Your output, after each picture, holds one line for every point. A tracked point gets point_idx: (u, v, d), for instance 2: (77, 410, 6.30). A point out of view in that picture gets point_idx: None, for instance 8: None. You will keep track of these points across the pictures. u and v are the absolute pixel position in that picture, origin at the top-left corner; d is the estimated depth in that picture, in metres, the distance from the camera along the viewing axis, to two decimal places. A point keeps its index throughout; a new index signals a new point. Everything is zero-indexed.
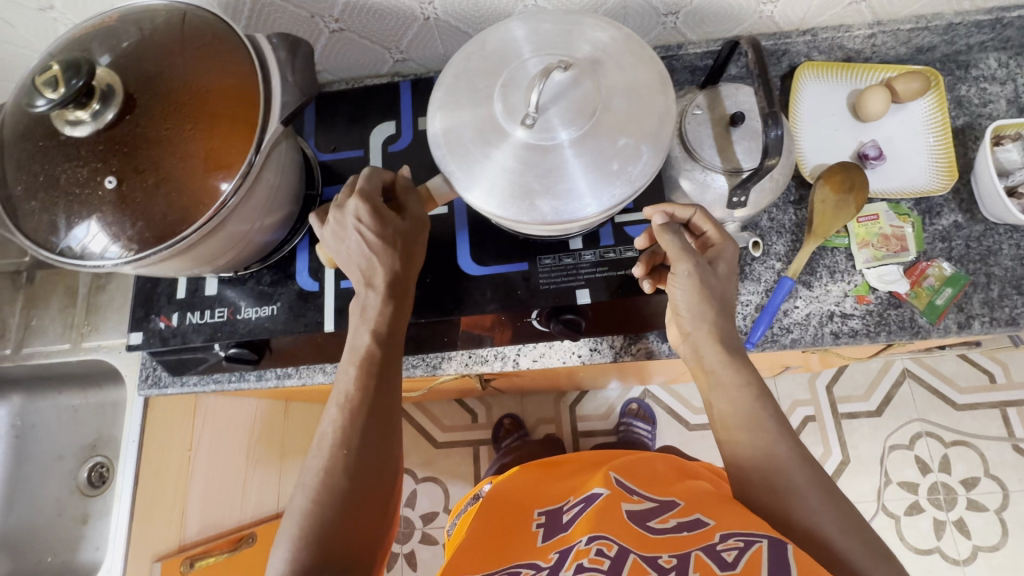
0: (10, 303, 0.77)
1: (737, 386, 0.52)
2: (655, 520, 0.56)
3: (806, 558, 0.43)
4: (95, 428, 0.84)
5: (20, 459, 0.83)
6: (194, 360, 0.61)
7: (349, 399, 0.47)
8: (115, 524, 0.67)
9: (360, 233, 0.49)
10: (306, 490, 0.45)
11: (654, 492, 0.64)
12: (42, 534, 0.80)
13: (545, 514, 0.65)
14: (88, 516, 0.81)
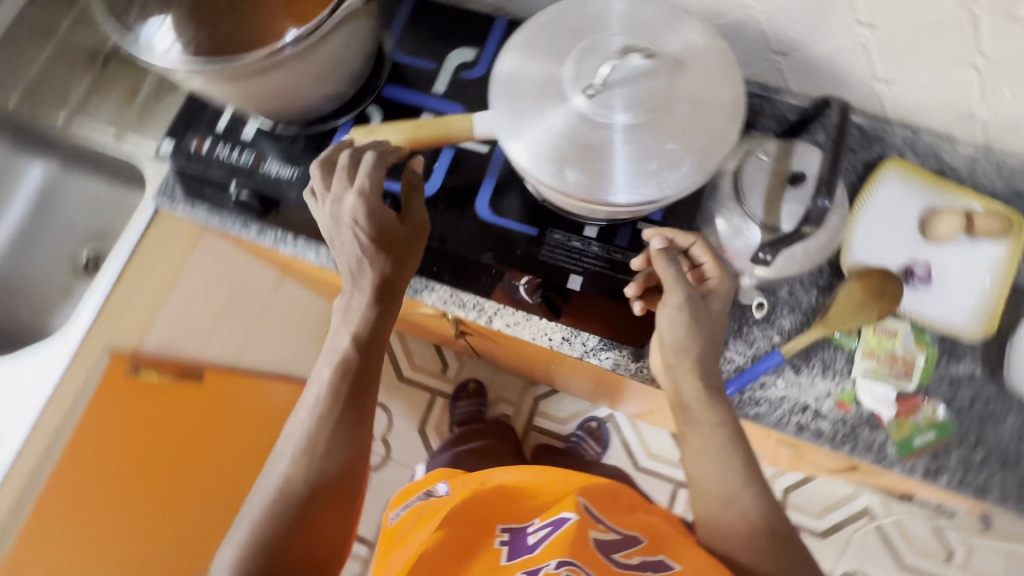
0: (80, 78, 0.81)
1: (710, 424, 0.52)
2: (620, 554, 0.58)
3: None
4: (108, 221, 0.89)
5: (36, 220, 0.88)
6: (207, 190, 0.63)
7: (319, 403, 0.50)
8: (85, 308, 0.72)
9: (356, 233, 0.50)
10: (262, 497, 0.48)
11: (617, 524, 0.66)
12: (27, 292, 0.86)
13: (505, 533, 0.66)
14: (73, 294, 0.86)
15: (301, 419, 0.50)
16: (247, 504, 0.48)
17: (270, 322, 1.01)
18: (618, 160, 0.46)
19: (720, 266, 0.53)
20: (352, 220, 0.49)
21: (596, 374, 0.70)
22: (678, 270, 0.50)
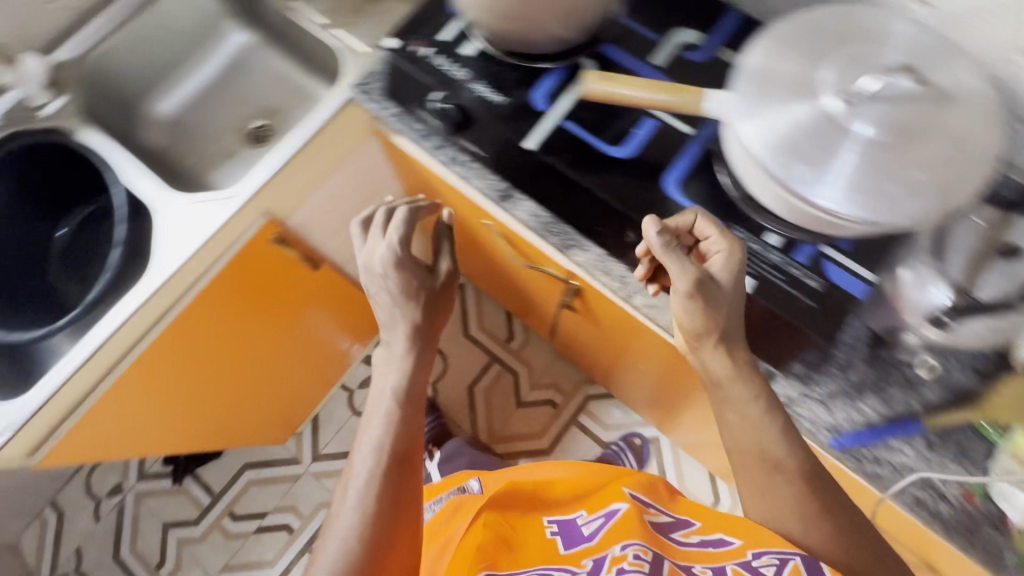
0: None
1: (744, 400, 0.55)
2: (678, 535, 0.63)
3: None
4: (282, 100, 0.95)
5: (224, 80, 0.95)
6: (404, 95, 0.66)
7: (382, 445, 0.59)
8: (257, 171, 0.73)
9: (386, 284, 0.64)
10: (343, 536, 0.55)
11: (666, 507, 0.69)
12: (197, 141, 0.93)
13: (555, 522, 0.69)
14: (234, 155, 0.92)
15: (382, 437, 0.59)
16: (327, 547, 0.55)
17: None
18: (836, 176, 0.45)
19: (724, 237, 0.54)
20: (382, 274, 0.63)
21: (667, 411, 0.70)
22: (678, 253, 0.52)
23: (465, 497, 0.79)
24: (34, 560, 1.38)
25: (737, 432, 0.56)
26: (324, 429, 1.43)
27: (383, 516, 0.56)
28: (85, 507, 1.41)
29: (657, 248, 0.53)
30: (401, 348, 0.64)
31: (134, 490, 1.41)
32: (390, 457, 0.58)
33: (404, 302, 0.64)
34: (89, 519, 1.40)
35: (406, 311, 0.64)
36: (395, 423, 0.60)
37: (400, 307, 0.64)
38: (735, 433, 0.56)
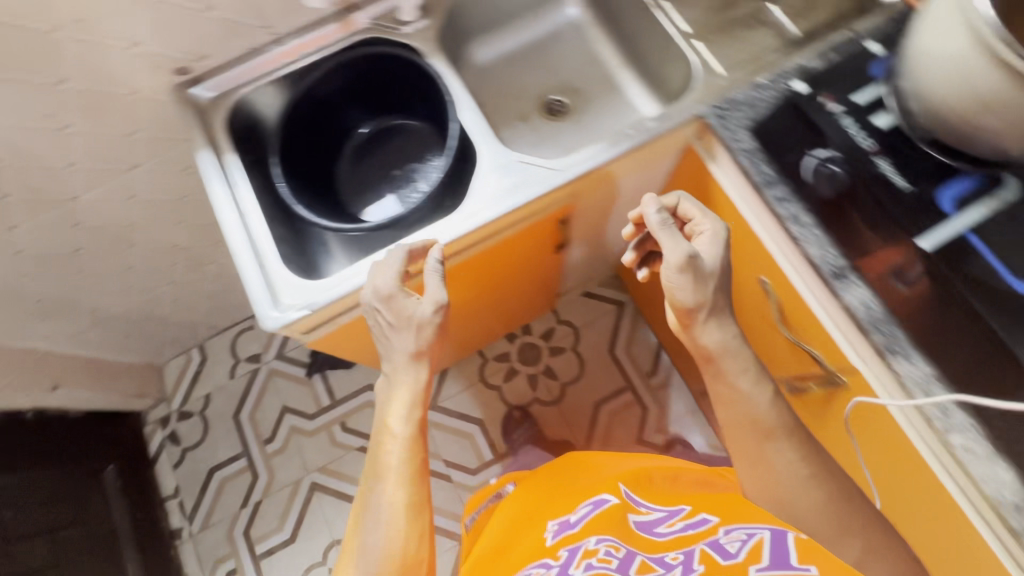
0: None
1: (766, 416, 0.64)
2: (663, 526, 0.66)
3: (804, 545, 0.55)
4: (589, 84, 0.95)
5: (542, 45, 0.96)
6: (789, 137, 0.68)
7: (392, 476, 0.66)
8: (582, 155, 0.73)
9: (376, 319, 0.69)
10: (372, 554, 0.64)
11: (658, 500, 0.72)
12: (498, 95, 0.95)
13: (556, 518, 0.72)
14: (527, 119, 0.93)
15: (396, 454, 0.67)
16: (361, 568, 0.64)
17: (590, 244, 1.04)
18: None
19: (708, 218, 0.68)
20: (376, 306, 0.67)
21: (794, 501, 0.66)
22: (671, 230, 0.64)
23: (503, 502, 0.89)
24: (170, 388, 1.51)
25: (725, 405, 0.67)
26: (449, 383, 1.46)
27: (410, 522, 0.65)
28: (224, 361, 1.52)
29: (654, 223, 0.65)
30: (407, 387, 0.69)
31: (270, 365, 1.50)
32: (402, 472, 0.66)
33: (411, 331, 0.67)
34: (225, 374, 1.51)
35: (401, 339, 0.67)
36: (406, 445, 0.68)
37: (405, 331, 0.67)
38: (726, 413, 0.67)
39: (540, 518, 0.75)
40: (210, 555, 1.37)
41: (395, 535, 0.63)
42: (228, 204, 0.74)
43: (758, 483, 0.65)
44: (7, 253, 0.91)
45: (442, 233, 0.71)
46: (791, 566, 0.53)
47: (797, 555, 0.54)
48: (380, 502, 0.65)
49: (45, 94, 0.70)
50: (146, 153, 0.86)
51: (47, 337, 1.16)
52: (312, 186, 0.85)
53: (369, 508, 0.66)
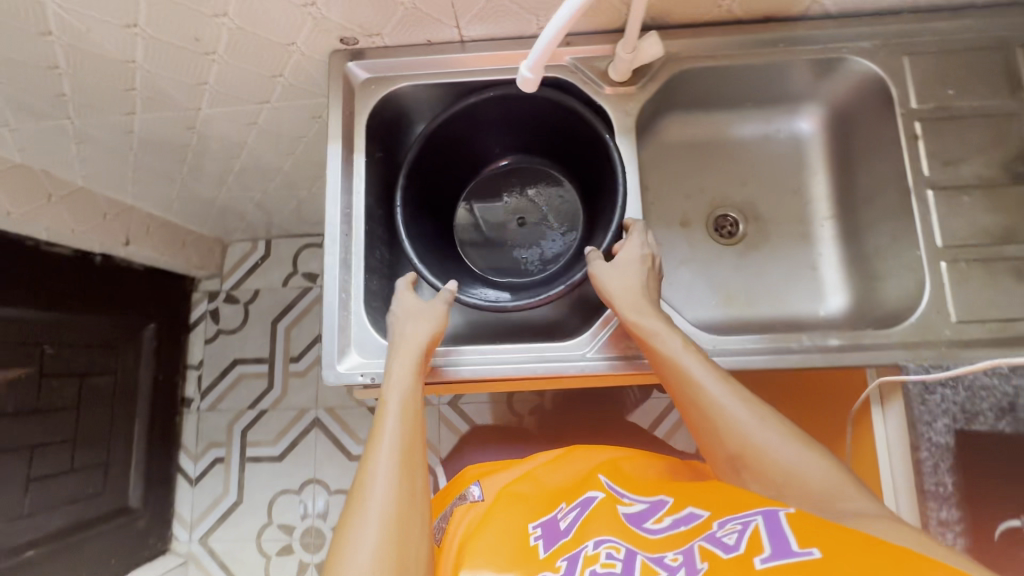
0: (987, 156, 0.62)
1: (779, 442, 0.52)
2: (651, 521, 0.53)
3: (811, 519, 0.42)
4: (777, 214, 0.78)
5: (745, 144, 0.79)
6: (997, 477, 0.54)
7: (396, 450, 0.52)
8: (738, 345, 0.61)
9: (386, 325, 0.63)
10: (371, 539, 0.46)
11: (642, 489, 0.59)
12: (669, 181, 0.79)
13: (540, 525, 0.58)
14: (687, 225, 0.79)
15: (394, 428, 0.53)
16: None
17: None
18: None
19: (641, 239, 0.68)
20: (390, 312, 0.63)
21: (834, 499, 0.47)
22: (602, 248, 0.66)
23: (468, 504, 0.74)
24: (228, 267, 1.53)
25: (693, 407, 0.56)
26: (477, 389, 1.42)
27: (414, 502, 0.49)
28: (284, 266, 1.51)
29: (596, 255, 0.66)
30: (406, 365, 0.58)
31: (322, 290, 1.49)
32: (404, 448, 0.52)
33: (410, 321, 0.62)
34: (279, 278, 1.50)
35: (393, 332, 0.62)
36: (400, 419, 0.54)
37: (411, 320, 0.62)
38: (697, 415, 0.55)
39: (515, 516, 0.60)
40: (207, 435, 1.45)
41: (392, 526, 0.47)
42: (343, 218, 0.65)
43: (715, 438, 0.54)
44: (119, 130, 0.87)
45: (546, 359, 0.63)
46: (793, 552, 0.39)
47: (794, 535, 0.41)
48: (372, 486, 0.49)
49: (198, 19, 0.61)
50: (280, 94, 0.77)
51: (135, 196, 1.16)
52: (431, 209, 0.76)
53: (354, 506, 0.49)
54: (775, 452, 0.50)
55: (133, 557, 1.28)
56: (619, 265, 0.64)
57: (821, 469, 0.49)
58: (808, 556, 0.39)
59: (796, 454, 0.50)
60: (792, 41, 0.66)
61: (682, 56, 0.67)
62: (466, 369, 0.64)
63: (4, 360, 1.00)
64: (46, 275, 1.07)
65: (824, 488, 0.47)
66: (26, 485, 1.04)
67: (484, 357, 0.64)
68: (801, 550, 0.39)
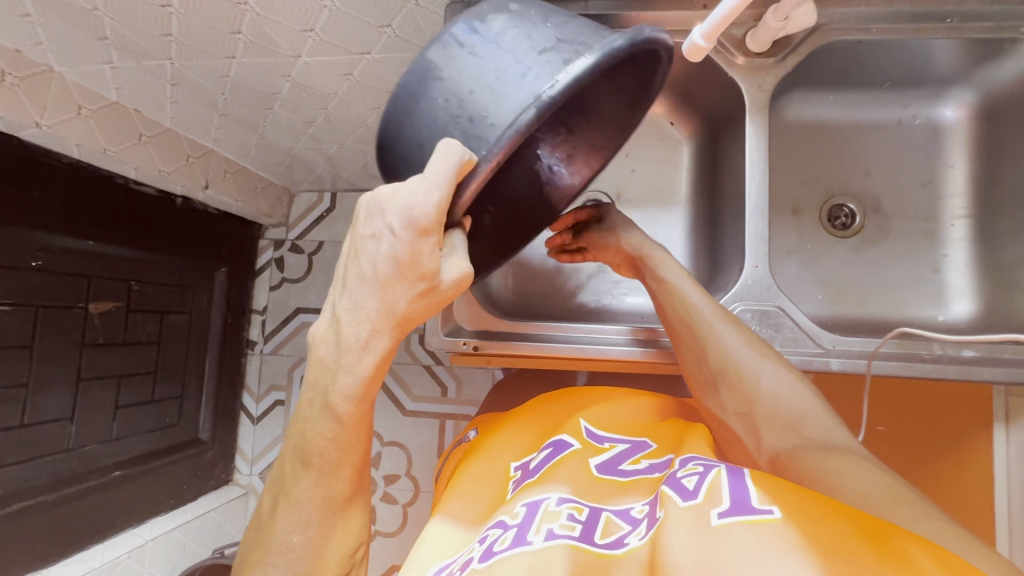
0: None
1: (753, 359, 0.58)
2: (620, 467, 0.57)
3: (765, 478, 0.45)
4: (903, 208, 0.72)
5: (875, 129, 0.72)
6: None
7: (340, 458, 0.53)
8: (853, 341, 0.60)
9: (388, 244, 0.48)
10: (311, 531, 0.54)
11: (617, 433, 0.65)
12: (785, 163, 0.74)
13: (519, 469, 0.63)
14: (800, 212, 0.74)
15: (329, 450, 0.52)
16: (294, 553, 0.54)
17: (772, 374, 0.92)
18: None
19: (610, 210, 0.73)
20: (395, 230, 0.47)
21: (795, 427, 0.53)
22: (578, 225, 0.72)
23: (464, 445, 0.81)
24: (295, 217, 1.55)
25: (680, 329, 0.62)
26: None
27: (345, 519, 0.56)
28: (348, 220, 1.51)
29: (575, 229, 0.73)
30: (360, 344, 0.50)
31: None
32: (337, 479, 0.54)
33: (415, 294, 0.49)
34: (343, 232, 1.51)
35: (390, 289, 0.48)
36: (342, 434, 0.52)
37: (404, 282, 0.48)
38: (685, 337, 0.62)
39: (499, 462, 0.66)
40: (269, 378, 1.50)
41: (322, 545, 0.54)
42: (515, 135, 0.45)
43: (701, 359, 0.60)
44: (215, 73, 0.86)
45: (651, 345, 0.68)
46: (753, 509, 0.40)
47: (754, 489, 0.43)
48: (309, 500, 0.54)
49: None
50: (383, 45, 0.74)
51: (216, 140, 1.16)
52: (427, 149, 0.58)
53: (287, 508, 0.54)
54: (754, 377, 0.57)
55: (203, 485, 1.36)
56: (615, 220, 0.71)
57: (794, 399, 0.55)
58: (767, 513, 0.40)
59: (773, 377, 0.57)
60: (961, 17, 0.59)
61: (831, 28, 0.61)
62: (581, 347, 0.68)
63: (99, 293, 1.05)
64: (132, 213, 1.10)
65: (792, 417, 0.54)
66: (114, 412, 1.10)
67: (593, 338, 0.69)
68: (762, 508, 0.40)
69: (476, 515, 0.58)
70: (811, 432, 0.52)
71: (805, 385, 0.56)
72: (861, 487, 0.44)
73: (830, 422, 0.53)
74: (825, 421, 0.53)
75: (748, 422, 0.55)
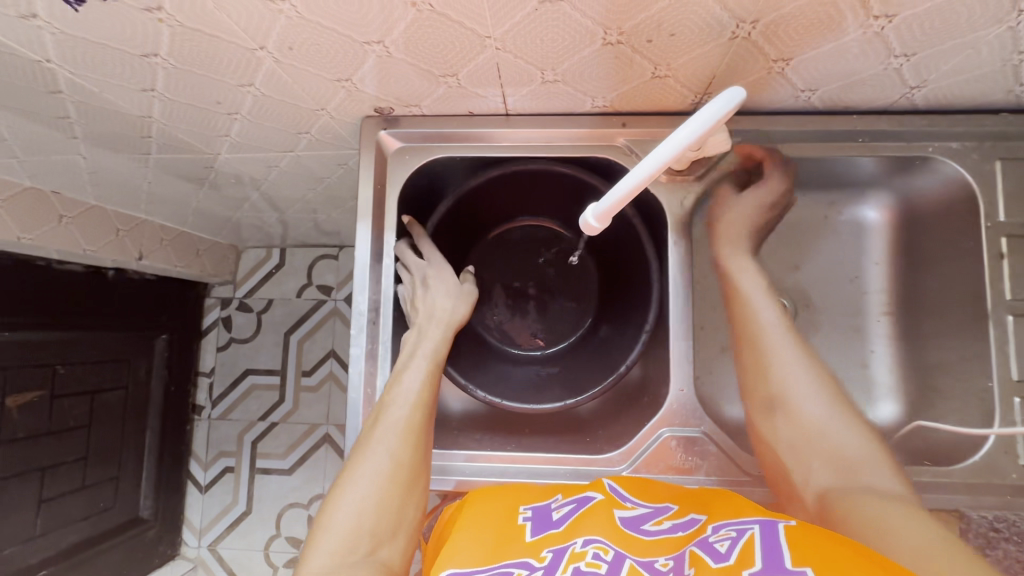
0: None
1: (815, 387, 0.52)
2: (650, 523, 0.48)
3: (802, 533, 0.38)
4: (833, 303, 0.71)
5: (805, 225, 0.72)
6: None
7: (419, 396, 0.54)
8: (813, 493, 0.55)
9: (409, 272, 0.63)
10: (386, 452, 0.50)
11: (648, 492, 0.54)
12: None
13: (531, 510, 0.52)
14: None
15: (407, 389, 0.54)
16: (364, 472, 0.48)
17: None
18: None
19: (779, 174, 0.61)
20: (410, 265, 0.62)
21: (856, 467, 0.47)
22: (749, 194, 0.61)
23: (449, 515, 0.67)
24: (242, 274, 1.49)
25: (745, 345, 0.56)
26: None
27: (420, 458, 0.51)
28: (298, 277, 1.47)
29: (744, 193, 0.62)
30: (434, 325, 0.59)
31: (336, 303, 1.45)
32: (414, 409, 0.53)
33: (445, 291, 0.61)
34: (293, 289, 1.47)
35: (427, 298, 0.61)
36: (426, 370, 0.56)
37: (443, 293, 0.61)
38: (747, 351, 0.56)
39: (501, 499, 0.54)
40: (217, 443, 1.44)
41: (390, 485, 0.48)
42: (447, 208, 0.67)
43: (757, 376, 0.54)
44: (133, 162, 0.82)
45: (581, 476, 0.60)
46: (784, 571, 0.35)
47: (789, 552, 0.37)
48: (385, 430, 0.52)
49: (221, 87, 0.55)
50: (305, 145, 0.71)
51: (148, 212, 1.11)
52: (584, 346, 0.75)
53: (368, 439, 0.52)
54: (814, 407, 0.51)
55: (145, 566, 1.30)
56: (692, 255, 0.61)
57: (853, 441, 0.48)
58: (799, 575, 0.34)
59: (819, 407, 0.51)
60: (873, 136, 0.60)
61: (750, 146, 0.61)
62: (501, 478, 0.61)
63: (18, 385, 0.99)
64: (60, 293, 1.05)
65: (846, 454, 0.48)
66: (38, 507, 1.04)
67: (516, 468, 0.61)
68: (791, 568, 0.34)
69: (471, 553, 0.46)
70: (868, 475, 0.46)
71: (864, 425, 0.50)
72: (914, 538, 0.37)
73: (888, 464, 0.46)
74: (885, 463, 0.46)
75: (798, 447, 0.50)
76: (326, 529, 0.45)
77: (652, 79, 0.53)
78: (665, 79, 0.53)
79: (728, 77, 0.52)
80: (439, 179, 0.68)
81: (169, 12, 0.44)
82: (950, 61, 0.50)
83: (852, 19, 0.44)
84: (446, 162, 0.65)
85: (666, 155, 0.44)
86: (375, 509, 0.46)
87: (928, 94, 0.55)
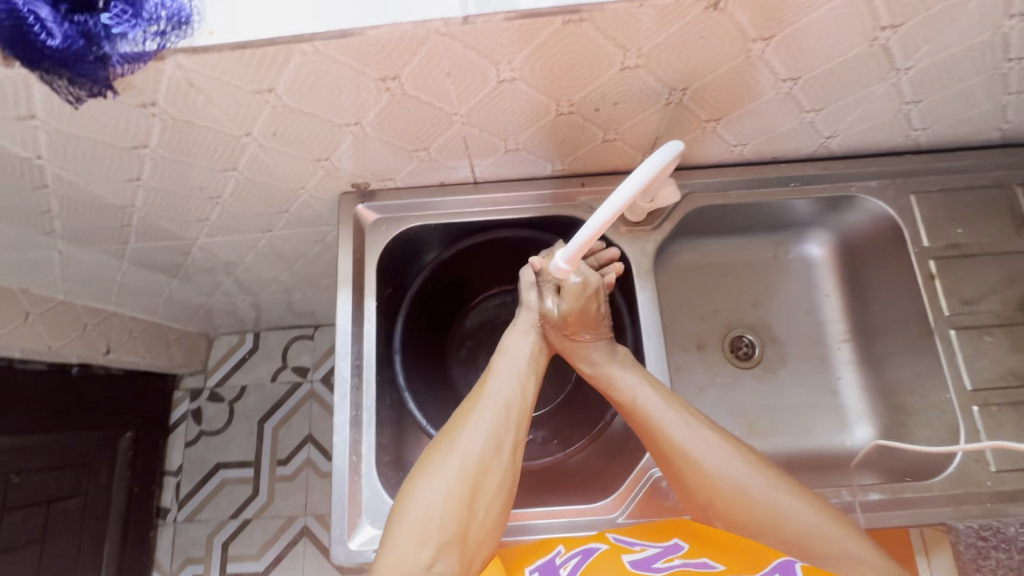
0: (1001, 297, 0.63)
1: (733, 468, 0.53)
2: (661, 561, 0.46)
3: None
4: (794, 335, 0.75)
5: (757, 265, 0.78)
6: None
7: (507, 405, 0.53)
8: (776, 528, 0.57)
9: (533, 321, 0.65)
10: (470, 448, 0.49)
11: (651, 535, 0.52)
12: (684, 303, 0.77)
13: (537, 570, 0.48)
14: (705, 347, 0.75)
15: (506, 386, 0.55)
16: (447, 462, 0.48)
17: None
18: None
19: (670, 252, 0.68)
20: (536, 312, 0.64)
21: (803, 544, 0.49)
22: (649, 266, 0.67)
23: None
24: (213, 362, 1.45)
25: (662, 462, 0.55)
26: None
27: (499, 465, 0.50)
28: (273, 361, 1.45)
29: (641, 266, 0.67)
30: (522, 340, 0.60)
31: (313, 384, 1.42)
32: (512, 408, 0.53)
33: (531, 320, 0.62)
34: (267, 374, 1.44)
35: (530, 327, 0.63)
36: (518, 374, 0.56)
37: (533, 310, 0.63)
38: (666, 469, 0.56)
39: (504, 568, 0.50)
40: (184, 549, 1.32)
41: (459, 490, 0.46)
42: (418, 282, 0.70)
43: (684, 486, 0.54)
44: (109, 253, 0.83)
45: (577, 525, 0.59)
46: None
47: None
48: (473, 428, 0.51)
49: (205, 174, 0.59)
50: (283, 225, 0.75)
51: (119, 304, 1.11)
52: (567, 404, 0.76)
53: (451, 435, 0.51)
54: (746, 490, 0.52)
55: None
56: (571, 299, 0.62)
57: (793, 512, 0.50)
58: None
59: (762, 490, 0.52)
60: (802, 180, 0.67)
61: (697, 196, 0.68)
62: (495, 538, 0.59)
63: None
64: (20, 394, 1.01)
65: (807, 537, 0.49)
66: None
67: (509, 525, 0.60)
68: None
69: None
70: (820, 548, 0.48)
71: (790, 489, 0.52)
72: None
73: (830, 527, 0.49)
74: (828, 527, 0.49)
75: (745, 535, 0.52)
76: (398, 517, 0.45)
77: (603, 143, 0.59)
78: (615, 143, 0.59)
79: (669, 137, 0.59)
80: (415, 247, 0.71)
81: (162, 107, 0.48)
82: (852, 113, 0.58)
83: (764, 83, 0.52)
84: (422, 231, 0.69)
85: (617, 202, 0.48)
86: (444, 509, 0.45)
87: (841, 141, 0.64)
